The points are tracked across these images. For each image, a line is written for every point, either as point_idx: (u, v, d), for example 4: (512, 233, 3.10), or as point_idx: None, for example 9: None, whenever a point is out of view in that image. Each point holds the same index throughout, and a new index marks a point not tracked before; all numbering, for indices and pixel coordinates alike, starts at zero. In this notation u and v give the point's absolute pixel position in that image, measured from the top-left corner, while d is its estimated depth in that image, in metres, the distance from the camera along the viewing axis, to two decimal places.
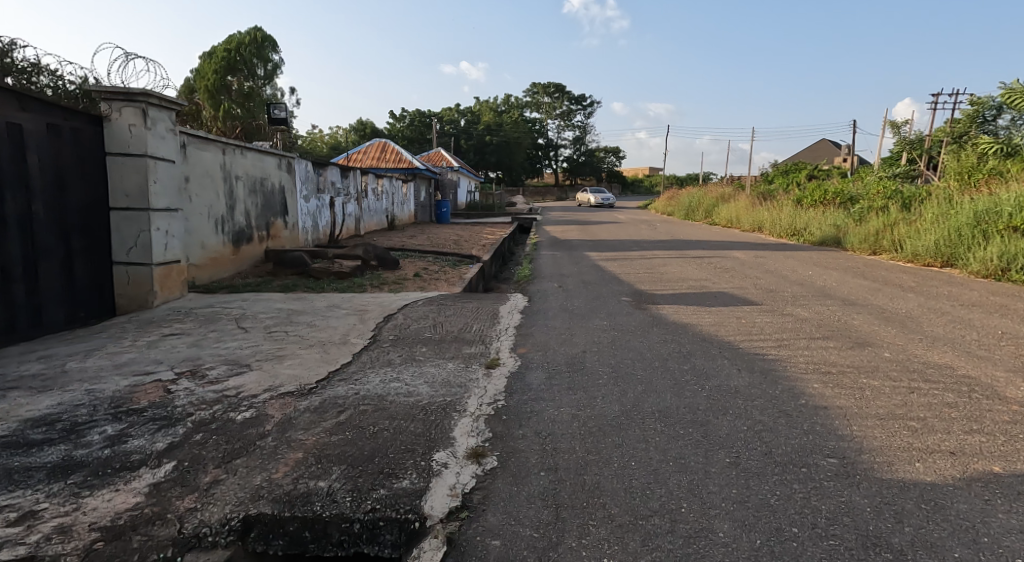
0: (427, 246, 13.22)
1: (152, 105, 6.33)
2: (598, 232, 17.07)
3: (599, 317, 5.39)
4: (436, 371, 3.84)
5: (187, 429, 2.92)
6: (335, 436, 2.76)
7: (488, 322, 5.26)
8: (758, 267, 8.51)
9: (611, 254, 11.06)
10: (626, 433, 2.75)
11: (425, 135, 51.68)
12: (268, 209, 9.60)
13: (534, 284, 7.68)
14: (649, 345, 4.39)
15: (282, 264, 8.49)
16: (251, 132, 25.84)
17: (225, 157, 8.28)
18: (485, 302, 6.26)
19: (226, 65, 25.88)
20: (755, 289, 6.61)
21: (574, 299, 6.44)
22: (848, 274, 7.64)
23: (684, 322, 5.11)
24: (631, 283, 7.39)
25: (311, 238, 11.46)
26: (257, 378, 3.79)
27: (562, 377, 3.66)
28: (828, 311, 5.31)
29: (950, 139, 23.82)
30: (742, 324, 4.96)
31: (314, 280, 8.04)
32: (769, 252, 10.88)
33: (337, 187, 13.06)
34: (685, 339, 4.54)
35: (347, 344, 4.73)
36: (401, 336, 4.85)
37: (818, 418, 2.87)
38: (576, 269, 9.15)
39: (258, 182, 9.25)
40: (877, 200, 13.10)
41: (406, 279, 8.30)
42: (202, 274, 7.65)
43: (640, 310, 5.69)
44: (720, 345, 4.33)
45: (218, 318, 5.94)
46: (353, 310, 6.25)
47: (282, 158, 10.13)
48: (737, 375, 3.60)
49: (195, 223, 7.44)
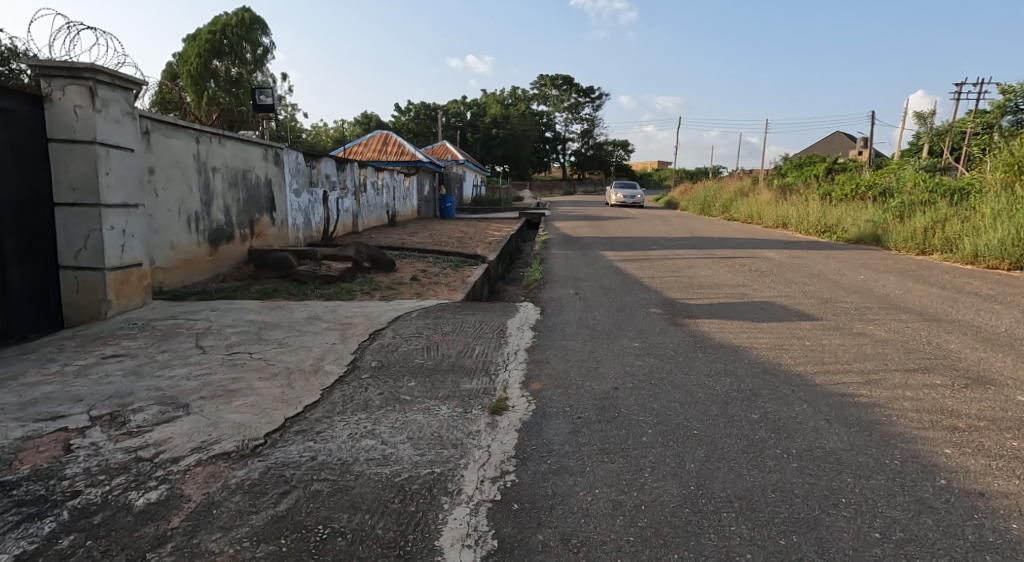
0: (429, 244, 12.31)
1: (103, 84, 5.43)
2: (611, 228, 16.16)
3: (628, 336, 4.47)
4: (423, 419, 2.94)
5: (55, 527, 2.01)
6: (263, 548, 1.86)
7: (493, 342, 4.35)
8: (800, 270, 7.58)
9: (628, 254, 10.12)
10: (701, 548, 1.84)
11: (430, 128, 50.72)
12: (253, 204, 8.72)
13: (547, 291, 6.76)
14: (698, 377, 3.49)
15: (265, 266, 7.60)
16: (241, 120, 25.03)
17: (200, 147, 7.37)
18: (490, 314, 5.34)
19: (211, 49, 25.06)
20: (806, 298, 5.69)
21: (595, 310, 5.52)
22: (908, 281, 6.70)
23: (735, 345, 4.19)
24: (658, 290, 6.46)
25: (302, 236, 10.58)
26: (190, 427, 2.88)
27: (591, 432, 2.75)
28: (909, 330, 4.38)
29: (981, 129, 22.76)
30: (807, 348, 4.04)
31: (298, 285, 7.14)
32: (804, 252, 9.94)
33: (332, 180, 12.18)
34: (741, 369, 3.63)
35: (319, 372, 3.82)
36: (386, 363, 3.93)
37: (984, 518, 1.95)
38: (593, 271, 8.22)
39: (239, 174, 8.34)
40: (919, 195, 12.11)
41: (402, 284, 7.41)
42: (172, 278, 6.77)
43: (677, 326, 4.77)
44: (790, 380, 3.41)
45: (176, 333, 5.05)
46: (336, 323, 5.36)
47: (268, 149, 9.23)
48: (829, 429, 2.69)
49: (161, 220, 6.56)
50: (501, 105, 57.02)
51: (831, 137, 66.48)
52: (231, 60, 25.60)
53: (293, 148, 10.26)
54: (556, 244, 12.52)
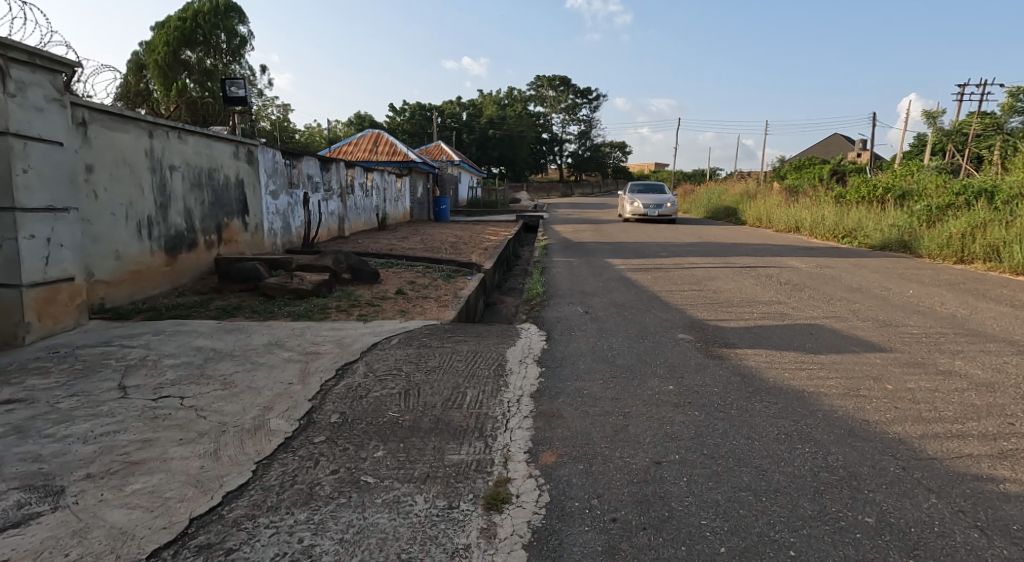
0: (420, 250, 11.37)
1: (18, 63, 4.52)
2: (615, 232, 15.34)
3: (659, 377, 3.58)
4: (389, 525, 2.03)
5: None
6: None
7: (491, 386, 3.44)
8: (837, 284, 6.74)
9: (638, 262, 9.24)
10: None
11: (425, 128, 49.71)
12: (221, 206, 7.78)
13: (551, 309, 5.86)
14: (767, 445, 2.59)
15: (229, 278, 6.67)
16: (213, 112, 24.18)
17: (155, 141, 6.44)
18: (485, 341, 4.44)
19: (181, 37, 24.19)
20: (861, 322, 4.84)
21: (613, 337, 4.61)
22: (967, 297, 5.86)
23: (799, 390, 3.29)
24: (680, 310, 5.56)
25: (279, 241, 9.65)
26: (44, 539, 1.96)
27: (636, 557, 1.85)
28: (1011, 367, 3.51)
29: (994, 129, 22.11)
30: (894, 395, 3.15)
31: (265, 300, 6.22)
32: (830, 259, 9.12)
33: (315, 181, 11.26)
34: (820, 431, 2.72)
35: (260, 430, 2.89)
36: (351, 418, 3.02)
37: None
38: (601, 283, 7.31)
39: (205, 174, 7.40)
40: (945, 200, 11.39)
41: (386, 300, 6.48)
42: (117, 293, 5.83)
43: (716, 361, 3.88)
44: (892, 449, 2.52)
45: (100, 366, 4.11)
46: (301, 351, 4.43)
47: (239, 145, 8.29)
48: (994, 551, 1.81)
49: (103, 226, 5.63)
50: (497, 106, 56.24)
51: (828, 138, 65.87)
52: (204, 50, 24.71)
53: (270, 144, 9.34)
54: (557, 250, 11.62)
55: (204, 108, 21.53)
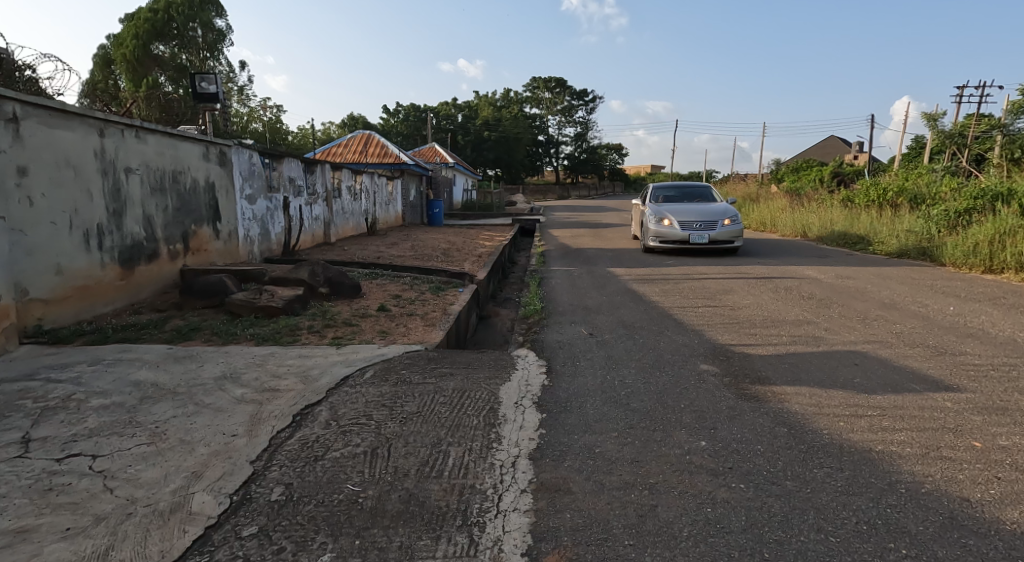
0: (409, 258, 10.69)
1: None
2: (615, 237, 14.71)
3: (686, 427, 2.93)
4: None
5: None
6: None
7: (481, 443, 2.78)
8: (866, 299, 6.12)
9: (643, 272, 8.59)
10: None
11: (419, 130, 49.11)
12: (188, 212, 7.07)
13: (550, 330, 5.20)
14: (847, 544, 1.94)
15: (192, 293, 5.97)
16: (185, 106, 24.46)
17: (107, 140, 5.73)
18: (475, 375, 3.78)
19: (152, 32, 24.51)
20: (910, 349, 4.20)
21: (624, 370, 3.95)
22: (1019, 315, 5.24)
23: (864, 447, 2.65)
24: (697, 334, 4.92)
25: (256, 250, 8.95)
26: None
27: None
28: None
29: (1001, 131, 21.62)
30: (988, 457, 2.51)
31: (229, 320, 5.53)
32: (850, 269, 8.50)
33: (297, 184, 10.56)
34: (911, 519, 2.07)
35: (177, 515, 2.21)
36: (299, 494, 2.35)
37: None
38: (605, 297, 6.66)
39: (168, 176, 6.69)
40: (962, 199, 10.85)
41: (366, 318, 5.80)
42: (59, 313, 5.14)
43: (751, 404, 3.23)
44: (1019, 552, 1.87)
45: (12, 408, 3.42)
46: (257, 387, 3.75)
47: (209, 146, 7.59)
48: None
49: (40, 237, 4.93)
50: (492, 108, 55.71)
51: (825, 140, 65.61)
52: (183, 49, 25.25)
53: (247, 145, 8.65)
54: (555, 257, 10.97)
55: (183, 106, 21.02)
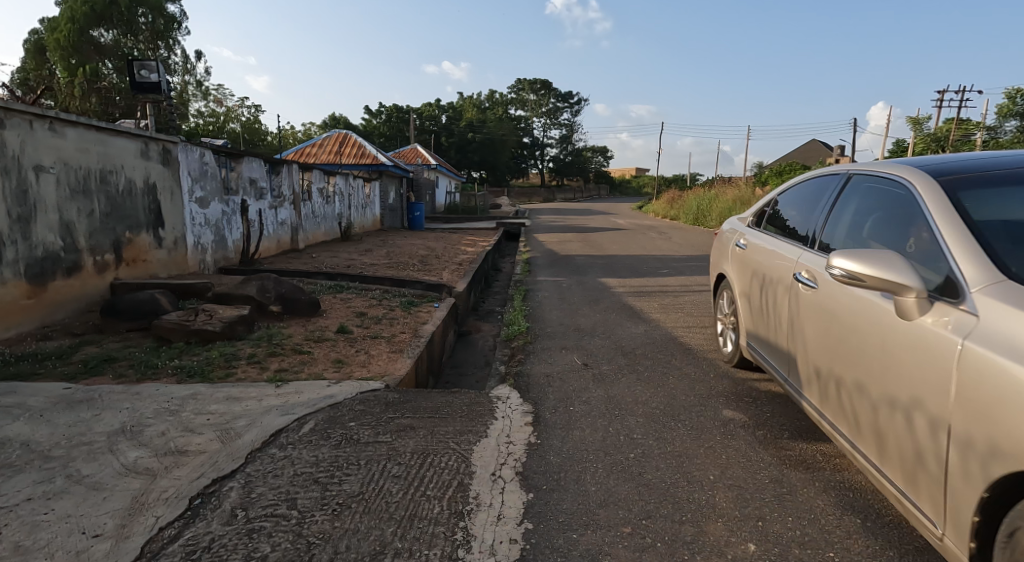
0: (383, 267, 9.85)
1: None
2: (605, 243, 14.02)
3: (723, 520, 2.17)
4: None
5: None
6: None
7: (444, 552, 1.99)
8: None
9: (639, 283, 7.86)
10: None
11: (402, 131, 48.27)
12: (121, 217, 6.15)
13: (536, 359, 4.42)
14: None
15: (115, 313, 5.06)
16: (124, 92, 24.24)
17: (11, 133, 4.81)
18: (442, 429, 2.98)
19: (96, 16, 24.48)
20: None
21: (627, 418, 3.18)
22: None
23: None
24: (710, 364, 4.17)
25: (208, 258, 8.03)
26: None
27: None
28: None
29: (993, 134, 21.38)
30: None
31: (155, 346, 4.65)
32: None
33: (259, 186, 9.66)
34: None
35: None
36: None
37: None
38: (598, 314, 5.90)
39: (93, 176, 5.76)
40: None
41: (323, 343, 4.97)
42: None
43: (799, 477, 2.49)
44: None
45: None
46: (159, 446, 2.91)
47: (149, 142, 6.67)
48: None
49: None
50: (476, 109, 54.97)
51: (808, 143, 65.80)
52: (149, 36, 26.04)
53: (196, 142, 7.74)
54: (542, 266, 10.22)
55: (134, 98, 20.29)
